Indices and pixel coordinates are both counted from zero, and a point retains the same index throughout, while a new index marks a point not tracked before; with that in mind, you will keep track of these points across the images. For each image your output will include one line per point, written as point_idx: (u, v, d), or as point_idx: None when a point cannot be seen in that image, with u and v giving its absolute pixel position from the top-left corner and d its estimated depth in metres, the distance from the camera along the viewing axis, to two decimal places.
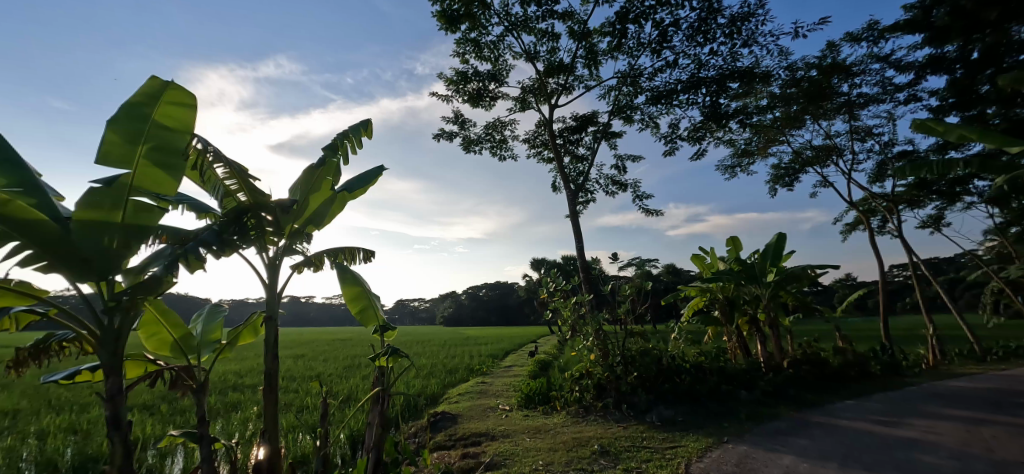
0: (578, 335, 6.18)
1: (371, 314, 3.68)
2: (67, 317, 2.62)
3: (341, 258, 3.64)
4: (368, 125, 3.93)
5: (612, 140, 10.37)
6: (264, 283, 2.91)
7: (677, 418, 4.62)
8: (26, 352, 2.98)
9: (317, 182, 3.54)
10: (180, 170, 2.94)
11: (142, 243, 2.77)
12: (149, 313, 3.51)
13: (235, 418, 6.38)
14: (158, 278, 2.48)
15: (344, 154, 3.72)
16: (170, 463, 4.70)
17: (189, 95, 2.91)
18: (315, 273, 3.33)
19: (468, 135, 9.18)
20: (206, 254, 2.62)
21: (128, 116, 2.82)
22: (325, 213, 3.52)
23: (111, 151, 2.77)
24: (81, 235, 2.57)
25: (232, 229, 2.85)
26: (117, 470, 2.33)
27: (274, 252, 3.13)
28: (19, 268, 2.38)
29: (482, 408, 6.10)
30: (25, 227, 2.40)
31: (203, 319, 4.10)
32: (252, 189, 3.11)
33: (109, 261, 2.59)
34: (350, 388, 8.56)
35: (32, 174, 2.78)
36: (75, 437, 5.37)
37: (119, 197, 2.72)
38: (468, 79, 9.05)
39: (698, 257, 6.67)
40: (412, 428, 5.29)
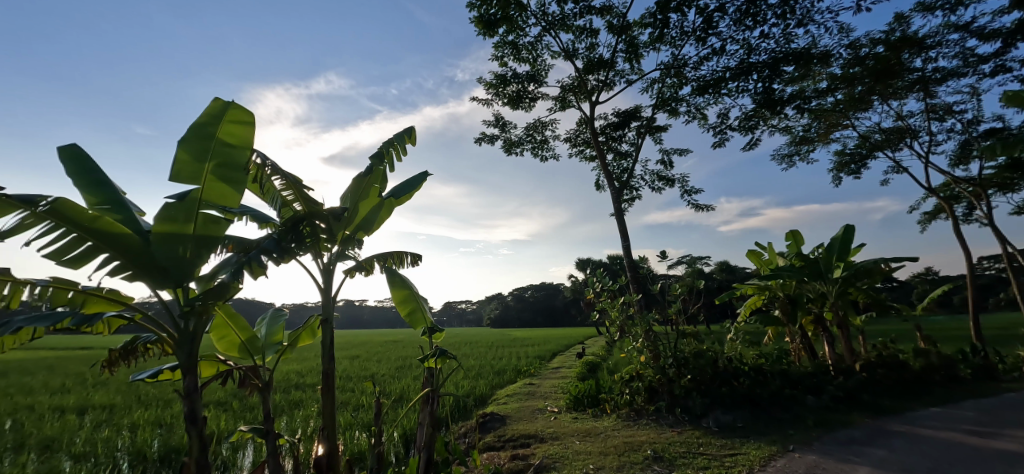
0: (627, 336, 6.02)
1: (420, 316, 3.77)
2: (150, 321, 2.87)
3: (390, 262, 3.76)
4: (411, 132, 4.04)
5: (657, 135, 10.05)
6: (319, 288, 3.05)
7: (736, 424, 4.38)
8: (116, 352, 3.27)
9: (366, 189, 3.68)
10: (242, 184, 3.14)
11: (211, 252, 2.99)
12: (219, 317, 3.77)
13: (297, 415, 6.75)
14: (226, 284, 2.66)
15: (389, 162, 3.84)
16: (241, 456, 5.05)
17: (248, 113, 3.11)
18: (366, 277, 3.45)
19: (509, 138, 9.22)
20: (267, 261, 2.79)
21: (195, 136, 3.05)
22: (374, 219, 3.65)
23: (182, 170, 3.02)
24: (160, 246, 2.80)
25: (290, 237, 3.02)
26: (195, 462, 2.52)
27: (328, 257, 3.27)
28: (109, 277, 2.64)
29: (530, 410, 6.08)
30: (114, 241, 2.70)
31: (266, 323, 4.36)
32: (306, 198, 3.27)
33: (184, 269, 2.82)
34: (402, 388, 8.82)
35: (117, 193, 3.06)
36: (160, 431, 5.89)
37: (191, 210, 2.94)
38: (507, 81, 9.10)
39: (754, 253, 6.31)
40: (462, 428, 5.37)
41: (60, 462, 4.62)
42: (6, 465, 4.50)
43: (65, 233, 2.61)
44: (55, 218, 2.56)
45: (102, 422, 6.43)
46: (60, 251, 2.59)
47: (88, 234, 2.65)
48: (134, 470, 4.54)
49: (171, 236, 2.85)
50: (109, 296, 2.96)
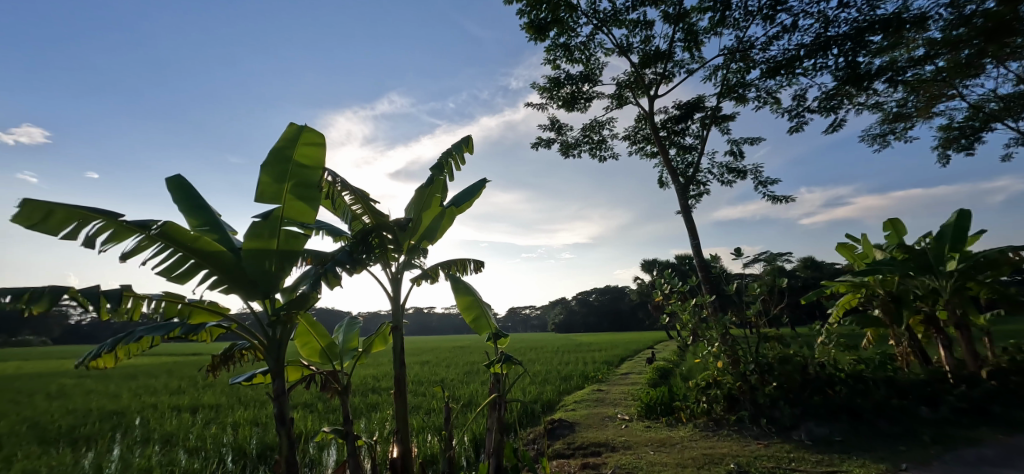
0: (701, 340, 5.65)
1: (485, 322, 3.79)
2: (244, 330, 3.15)
3: (454, 270, 3.85)
4: (469, 141, 4.11)
5: (724, 124, 9.46)
6: (389, 296, 3.19)
7: (834, 438, 3.94)
8: (217, 358, 3.60)
9: (428, 200, 3.81)
10: (317, 201, 3.38)
11: (293, 265, 3.23)
12: (302, 325, 4.06)
13: (375, 417, 7.11)
14: (306, 294, 2.85)
15: (449, 172, 3.94)
16: (326, 455, 5.39)
17: (320, 135, 3.34)
18: (432, 285, 3.55)
19: (566, 140, 9.12)
20: (341, 271, 2.96)
21: (275, 159, 3.30)
22: (436, 228, 3.75)
23: (265, 191, 3.28)
24: (250, 261, 3.08)
25: (361, 248, 3.18)
26: (285, 459, 2.72)
27: (396, 267, 3.42)
28: (209, 291, 2.93)
29: (600, 417, 5.91)
30: (212, 258, 2.98)
31: (343, 330, 4.63)
32: (374, 211, 3.44)
33: (271, 282, 3.07)
34: (471, 392, 8.98)
35: (214, 215, 3.42)
36: (257, 429, 6.47)
37: (274, 228, 3.20)
38: (561, 84, 9.02)
39: (845, 247, 5.67)
40: (530, 434, 5.33)
41: (178, 455, 5.21)
42: (136, 456, 5.15)
43: (172, 253, 2.93)
44: (164, 239, 2.88)
45: (210, 420, 7.20)
46: (169, 269, 2.92)
47: (190, 253, 2.96)
48: (237, 464, 5.01)
49: (259, 251, 3.12)
50: (209, 307, 3.28)
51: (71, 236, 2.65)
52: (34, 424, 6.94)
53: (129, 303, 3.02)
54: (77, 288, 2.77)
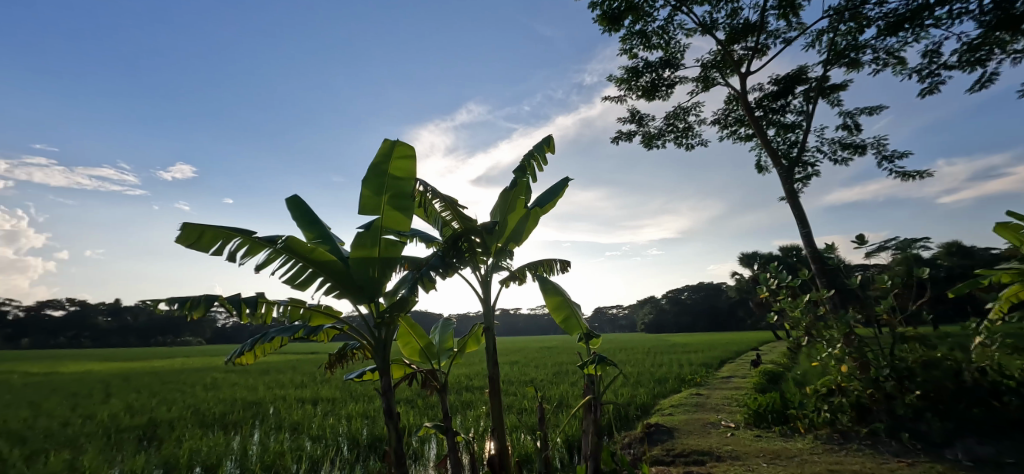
0: (817, 340, 5.03)
1: (575, 323, 3.75)
2: (354, 331, 3.46)
3: (540, 270, 3.87)
4: (550, 141, 4.11)
5: (834, 95, 8.37)
6: (479, 297, 3.29)
7: (1003, 460, 3.26)
8: (333, 356, 4.00)
9: (512, 202, 3.87)
10: (411, 210, 3.61)
11: (393, 270, 3.48)
12: (403, 326, 4.35)
13: (470, 415, 7.40)
14: (405, 297, 3.04)
15: (532, 173, 3.97)
16: (428, 448, 5.72)
17: (411, 147, 3.56)
18: (520, 286, 3.60)
19: (648, 131, 8.72)
20: (435, 275, 3.13)
21: (373, 173, 3.58)
22: (522, 229, 3.80)
23: (366, 203, 3.58)
24: (357, 268, 3.39)
25: (452, 253, 3.33)
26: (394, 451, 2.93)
27: (485, 270, 3.53)
28: (324, 297, 3.26)
29: (701, 423, 5.53)
30: (325, 266, 3.31)
31: (439, 330, 4.88)
32: (463, 216, 3.56)
33: (375, 287, 3.36)
34: (561, 393, 8.95)
35: (325, 228, 3.81)
36: (367, 421, 7.07)
37: (376, 237, 3.47)
38: (639, 73, 8.65)
39: (1007, 226, 4.70)
40: (626, 438, 5.16)
41: (304, 441, 5.88)
42: (272, 442, 5.91)
43: (293, 263, 3.30)
44: (288, 252, 3.26)
45: (328, 412, 8.04)
46: (293, 278, 3.30)
47: (308, 262, 3.30)
48: (352, 453, 5.53)
49: (364, 259, 3.42)
50: (325, 311, 3.66)
51: (217, 253, 3.12)
52: (196, 410, 8.31)
53: (263, 309, 3.48)
54: (225, 297, 3.28)
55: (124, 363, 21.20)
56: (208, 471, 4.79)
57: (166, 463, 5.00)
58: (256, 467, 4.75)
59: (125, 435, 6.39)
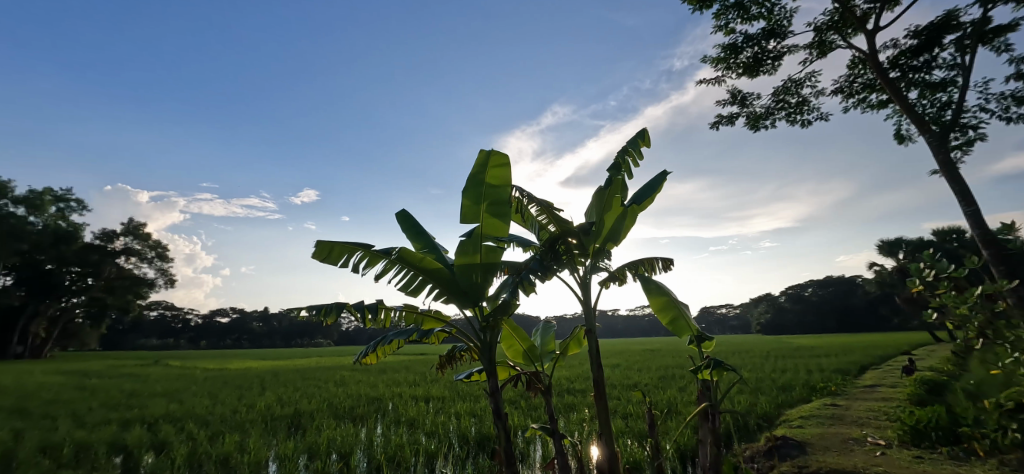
0: (997, 343, 4.09)
1: (684, 325, 3.51)
2: (462, 334, 3.66)
3: (642, 270, 3.72)
4: (645, 135, 3.95)
5: (1000, 39, 6.82)
6: (580, 300, 3.27)
7: None
8: (443, 357, 4.26)
9: (608, 201, 3.77)
10: (508, 216, 3.72)
11: (494, 275, 3.62)
12: (506, 329, 4.48)
13: (574, 417, 7.36)
14: (507, 301, 3.12)
15: (627, 170, 3.84)
16: (534, 449, 5.80)
17: (504, 155, 3.67)
18: (621, 287, 3.50)
19: (752, 111, 7.93)
20: (535, 278, 3.17)
21: (471, 184, 3.75)
22: (620, 228, 3.69)
23: (466, 212, 3.76)
24: (461, 274, 3.58)
25: (550, 256, 3.35)
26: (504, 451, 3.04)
27: (584, 271, 3.49)
28: (434, 302, 3.50)
29: (840, 438, 4.84)
30: (434, 273, 3.55)
31: (540, 333, 4.94)
32: (559, 218, 3.56)
33: (478, 292, 3.56)
34: (669, 399, 8.46)
35: (431, 239, 4.09)
36: (475, 420, 7.41)
37: (477, 244, 3.63)
38: (738, 49, 7.91)
39: None
40: (747, 450, 4.71)
41: (420, 436, 6.35)
42: (393, 435, 6.48)
43: (405, 271, 3.59)
44: (401, 262, 3.56)
45: (439, 409, 8.58)
46: (406, 285, 3.60)
47: (419, 271, 3.56)
48: (464, 449, 5.83)
49: (468, 266, 3.60)
50: (435, 315, 3.92)
51: (344, 266, 3.52)
52: (330, 403, 9.43)
53: (382, 314, 3.83)
54: (352, 304, 3.70)
55: (274, 362, 24.90)
56: (342, 458, 5.39)
57: (309, 449, 5.73)
58: (381, 458, 5.22)
59: (278, 422, 7.49)
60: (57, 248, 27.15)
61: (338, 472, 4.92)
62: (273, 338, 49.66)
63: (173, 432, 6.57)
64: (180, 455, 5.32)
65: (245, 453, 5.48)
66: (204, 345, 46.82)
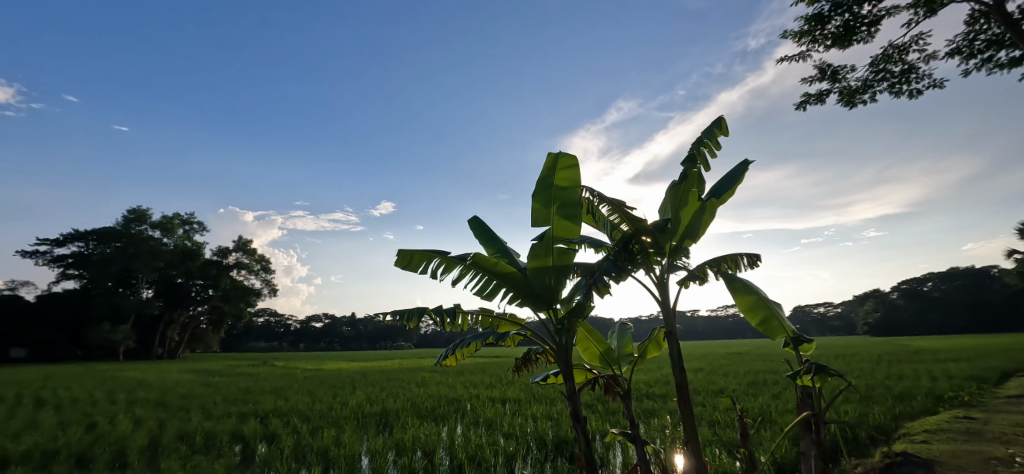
0: None
1: (777, 325, 3.21)
2: (537, 337, 3.67)
3: (725, 267, 3.49)
4: (721, 123, 3.71)
5: None
6: (658, 300, 3.14)
7: None
8: (519, 360, 4.31)
9: (684, 196, 3.58)
10: (579, 218, 3.69)
11: (567, 278, 3.61)
12: (582, 332, 4.43)
13: (655, 423, 7.06)
14: (582, 303, 3.08)
15: (703, 162, 3.63)
16: (614, 455, 5.66)
17: (573, 157, 3.64)
18: (702, 286, 3.31)
19: (846, 86, 7.11)
20: (609, 279, 3.10)
21: (541, 187, 3.77)
22: (699, 224, 3.49)
23: (537, 216, 3.77)
24: (534, 277, 3.61)
25: (624, 257, 3.26)
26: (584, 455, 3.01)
27: (660, 271, 3.35)
28: (509, 305, 3.56)
29: (979, 457, 4.15)
30: (508, 277, 3.61)
31: (616, 336, 4.82)
32: (631, 217, 3.45)
33: (552, 295, 3.57)
34: (762, 407, 7.81)
35: (503, 243, 4.17)
36: (552, 423, 7.40)
37: (548, 247, 3.62)
38: (825, 19, 7.15)
39: None
40: (859, 467, 4.20)
41: (499, 437, 6.46)
42: (473, 436, 6.66)
43: (480, 275, 3.69)
44: (476, 267, 3.66)
45: (516, 411, 8.68)
46: (481, 289, 3.70)
47: (493, 275, 3.64)
48: (542, 452, 5.84)
49: (540, 269, 3.61)
50: (510, 318, 3.99)
51: (424, 272, 3.71)
52: (413, 403, 9.94)
53: (460, 318, 3.97)
54: (432, 308, 3.88)
55: (362, 363, 26.77)
56: (427, 456, 5.65)
57: (396, 445, 6.08)
58: (462, 457, 5.40)
59: (368, 420, 8.04)
60: (185, 264, 31.81)
61: (423, 468, 5.16)
62: (360, 341, 53.46)
63: (280, 425, 7.32)
64: (287, 446, 5.91)
65: (341, 446, 5.95)
66: (303, 347, 51.65)
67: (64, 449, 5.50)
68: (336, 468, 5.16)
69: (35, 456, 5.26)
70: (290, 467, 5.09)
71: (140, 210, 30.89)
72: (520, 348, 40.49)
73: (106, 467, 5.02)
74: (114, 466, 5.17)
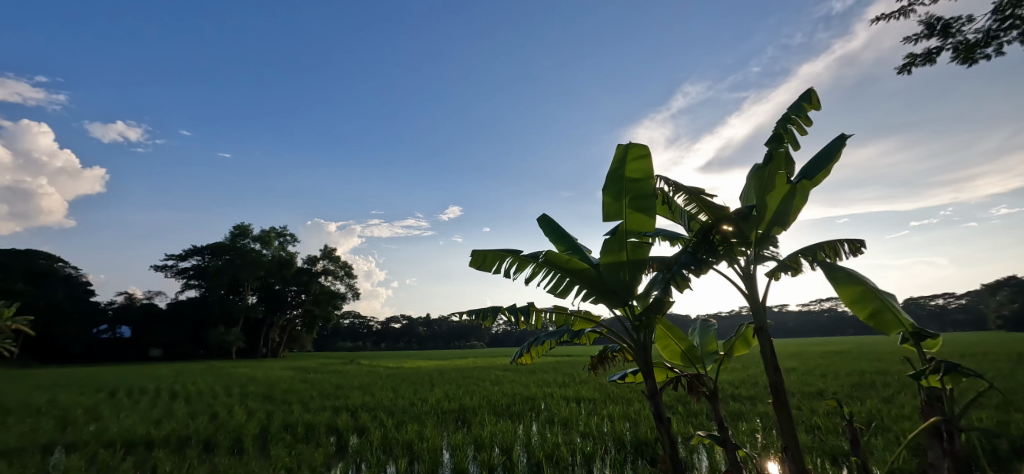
0: None
1: (892, 318, 2.84)
2: (613, 335, 3.57)
3: (822, 256, 3.15)
4: (811, 97, 3.36)
5: None
6: (744, 295, 2.91)
7: None
8: (594, 358, 4.20)
9: (770, 180, 3.28)
10: (653, 210, 3.54)
11: (643, 272, 3.47)
12: (661, 329, 4.22)
13: (744, 426, 6.58)
14: (660, 299, 2.94)
15: (791, 141, 3.31)
16: (700, 459, 5.35)
17: (644, 146, 3.50)
18: (796, 277, 3.02)
19: (961, 41, 6.12)
20: (688, 273, 2.94)
21: (610, 180, 3.64)
22: (789, 210, 3.18)
23: (608, 210, 3.66)
24: (609, 273, 3.52)
25: (703, 248, 3.07)
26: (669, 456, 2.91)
27: (745, 262, 3.10)
28: (583, 303, 3.52)
29: None
30: (581, 274, 3.56)
31: (699, 333, 4.54)
32: (711, 206, 3.23)
33: (627, 291, 3.45)
34: (872, 412, 6.96)
35: (574, 240, 4.11)
36: (630, 423, 7.17)
37: (621, 242, 3.52)
38: None
39: None
40: None
41: (576, 437, 6.38)
42: (550, 434, 6.66)
43: (553, 273, 3.67)
44: (548, 264, 3.65)
45: (591, 411, 8.52)
46: (554, 287, 3.67)
47: (566, 272, 3.60)
48: (622, 453, 5.68)
49: (614, 264, 3.52)
50: (585, 316, 3.92)
51: (497, 272, 3.77)
52: (488, 401, 10.13)
53: (534, 316, 3.98)
54: (506, 307, 3.94)
55: (439, 361, 27.92)
56: (504, 452, 5.71)
57: (475, 441, 6.23)
58: (540, 455, 5.39)
59: (447, 416, 8.33)
60: (282, 272, 35.28)
61: (502, 465, 5.21)
62: (436, 340, 55.82)
63: (368, 419, 7.83)
64: (375, 439, 6.31)
65: (424, 441, 6.21)
66: (385, 347, 55.00)
67: (194, 435, 6.31)
68: (420, 461, 5.38)
69: (172, 440, 6.09)
70: (379, 458, 5.40)
71: (243, 226, 34.77)
72: (593, 347, 39.83)
73: (227, 452, 5.66)
74: (233, 452, 5.82)
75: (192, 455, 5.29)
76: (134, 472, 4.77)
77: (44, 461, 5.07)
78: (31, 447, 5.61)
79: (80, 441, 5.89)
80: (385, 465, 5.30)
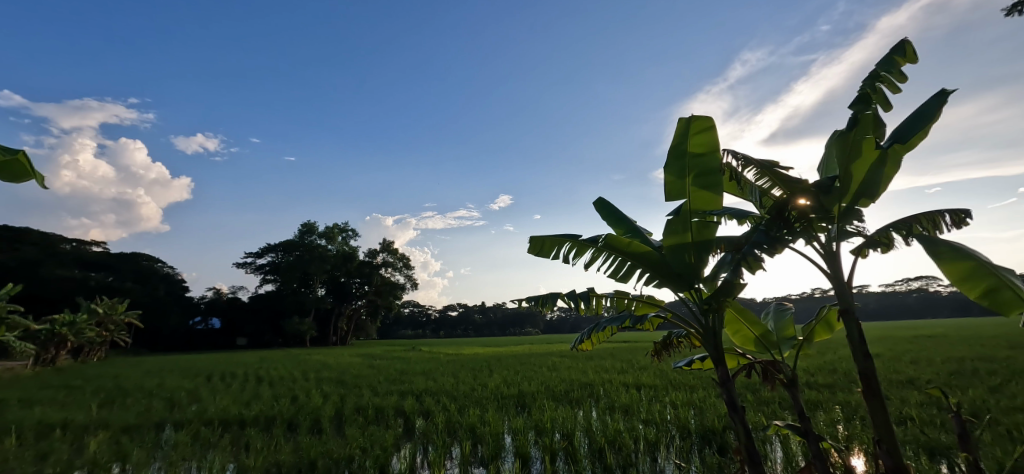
0: None
1: (1012, 297, 2.45)
2: (679, 320, 3.36)
3: (919, 228, 2.78)
4: (906, 49, 2.95)
5: None
6: (827, 275, 2.64)
7: None
8: (658, 344, 4.00)
9: (854, 146, 2.92)
10: (720, 186, 3.32)
11: (710, 253, 3.25)
12: (731, 312, 3.97)
13: (825, 416, 6.10)
14: (730, 281, 2.71)
15: (880, 102, 2.93)
16: (774, 449, 5.04)
17: (708, 118, 3.28)
18: (888, 253, 2.68)
19: None
20: (761, 254, 2.70)
21: (672, 157, 3.44)
22: (879, 179, 2.84)
23: (671, 189, 3.45)
24: (672, 255, 3.34)
25: (778, 225, 2.80)
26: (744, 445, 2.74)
27: (826, 239, 2.81)
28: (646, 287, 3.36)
29: None
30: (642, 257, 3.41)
31: (773, 317, 4.21)
32: (786, 179, 2.94)
33: (694, 273, 3.25)
34: (977, 403, 6.20)
35: (633, 223, 3.96)
36: (695, 411, 6.90)
37: (686, 222, 3.31)
38: None
39: None
40: None
41: (638, 423, 6.23)
42: (610, 420, 6.57)
43: (613, 257, 3.55)
44: (608, 248, 3.53)
45: (653, 398, 8.32)
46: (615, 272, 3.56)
47: (627, 256, 3.46)
48: (688, 440, 5.49)
49: (679, 246, 3.33)
50: (649, 300, 3.74)
51: (556, 257, 3.71)
52: (546, 386, 10.19)
53: (594, 301, 3.89)
54: (565, 292, 3.87)
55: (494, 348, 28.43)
56: (565, 438, 5.70)
57: (536, 426, 6.27)
58: (601, 441, 5.31)
59: (507, 401, 8.47)
60: (346, 265, 37.34)
61: (563, 451, 5.18)
62: (491, 328, 57.04)
63: (432, 403, 8.11)
64: (437, 421, 6.58)
65: (486, 425, 6.33)
66: (444, 334, 56.88)
67: (279, 415, 6.89)
68: (483, 444, 5.50)
69: (261, 420, 6.69)
70: (444, 441, 5.59)
71: (310, 224, 37.10)
72: (653, 334, 39.03)
73: (307, 432, 6.13)
74: (313, 431, 6.29)
75: (278, 434, 5.75)
76: (230, 448, 5.29)
77: (157, 437, 5.77)
78: (147, 423, 6.40)
79: (185, 419, 6.62)
80: (450, 448, 5.47)
